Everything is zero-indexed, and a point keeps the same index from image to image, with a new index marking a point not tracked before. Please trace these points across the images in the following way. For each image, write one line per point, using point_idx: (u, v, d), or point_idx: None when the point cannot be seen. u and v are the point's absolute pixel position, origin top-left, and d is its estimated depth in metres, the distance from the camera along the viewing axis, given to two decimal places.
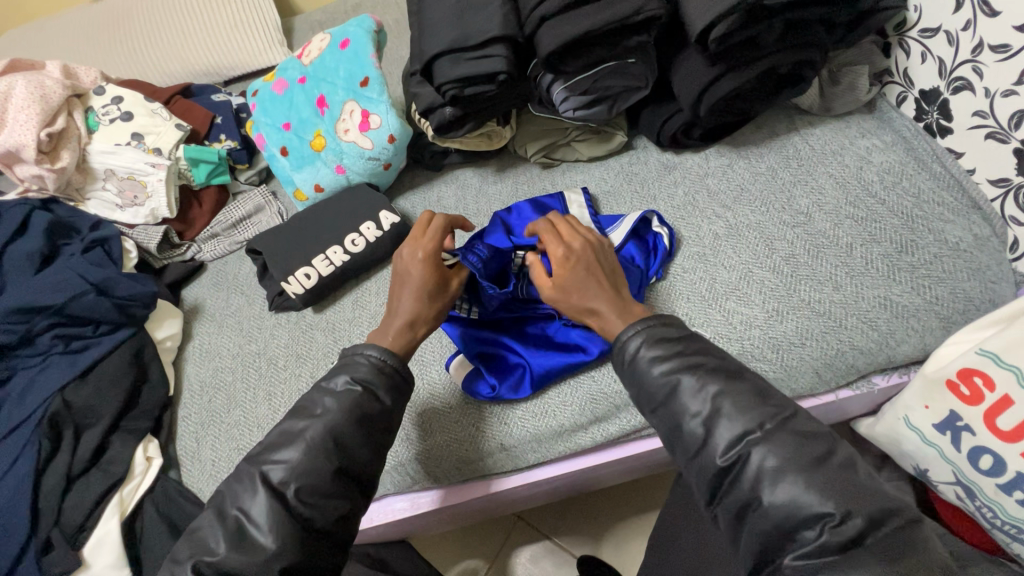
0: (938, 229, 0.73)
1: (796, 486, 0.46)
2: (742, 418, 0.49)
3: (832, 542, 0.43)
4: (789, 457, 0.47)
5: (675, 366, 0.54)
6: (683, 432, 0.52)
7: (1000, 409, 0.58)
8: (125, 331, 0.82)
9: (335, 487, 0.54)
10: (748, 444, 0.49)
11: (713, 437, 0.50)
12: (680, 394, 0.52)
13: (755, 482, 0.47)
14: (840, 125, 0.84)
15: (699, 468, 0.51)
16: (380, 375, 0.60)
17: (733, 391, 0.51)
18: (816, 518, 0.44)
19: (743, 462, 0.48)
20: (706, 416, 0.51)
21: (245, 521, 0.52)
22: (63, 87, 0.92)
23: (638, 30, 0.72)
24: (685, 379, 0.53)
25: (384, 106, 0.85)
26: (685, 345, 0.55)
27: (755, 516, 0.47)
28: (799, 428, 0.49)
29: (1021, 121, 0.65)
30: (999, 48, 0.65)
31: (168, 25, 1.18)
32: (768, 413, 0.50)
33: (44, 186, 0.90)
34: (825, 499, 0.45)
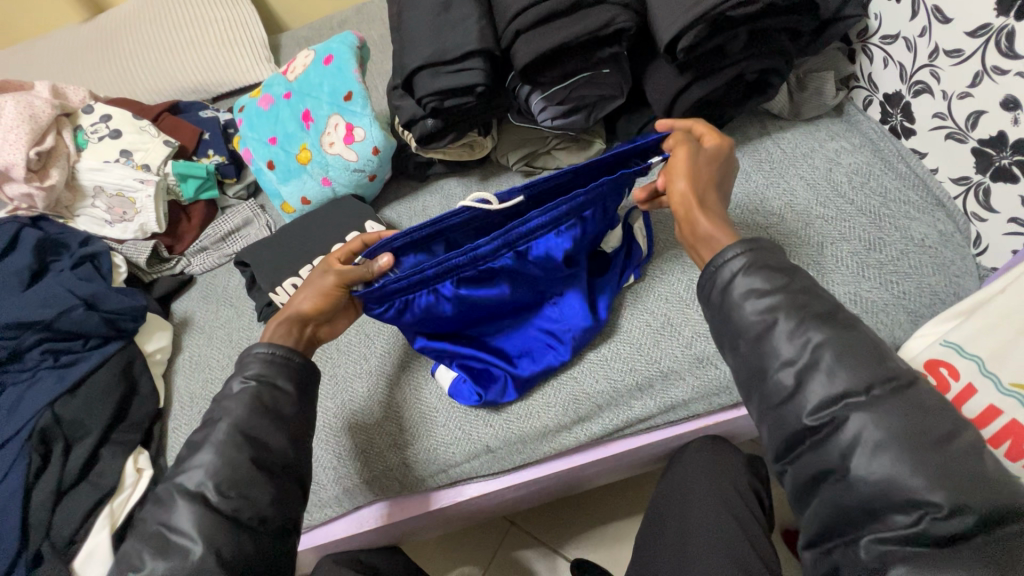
0: (904, 227, 0.75)
1: (899, 465, 0.44)
2: (843, 377, 0.48)
3: (929, 532, 0.43)
4: (897, 435, 0.45)
5: (775, 304, 0.51)
6: (767, 378, 0.51)
7: (965, 397, 0.59)
8: (114, 344, 0.83)
9: (257, 476, 0.55)
10: (848, 407, 0.47)
11: (805, 390, 0.49)
12: (773, 336, 0.51)
13: (847, 450, 0.47)
14: (809, 129, 0.87)
15: (779, 418, 0.50)
16: (274, 366, 0.59)
17: (837, 341, 0.49)
18: (918, 505, 0.43)
19: (837, 427, 0.47)
20: (800, 366, 0.49)
21: (163, 531, 0.53)
22: (51, 106, 0.93)
23: (609, 42, 0.74)
24: (781, 322, 0.51)
25: (367, 119, 0.87)
26: (791, 280, 0.53)
27: (841, 488, 0.47)
28: (920, 402, 0.47)
29: (977, 121, 0.68)
30: (953, 53, 0.68)
31: (154, 45, 1.21)
32: (880, 377, 0.48)
33: (33, 205, 0.91)
34: (933, 488, 0.43)
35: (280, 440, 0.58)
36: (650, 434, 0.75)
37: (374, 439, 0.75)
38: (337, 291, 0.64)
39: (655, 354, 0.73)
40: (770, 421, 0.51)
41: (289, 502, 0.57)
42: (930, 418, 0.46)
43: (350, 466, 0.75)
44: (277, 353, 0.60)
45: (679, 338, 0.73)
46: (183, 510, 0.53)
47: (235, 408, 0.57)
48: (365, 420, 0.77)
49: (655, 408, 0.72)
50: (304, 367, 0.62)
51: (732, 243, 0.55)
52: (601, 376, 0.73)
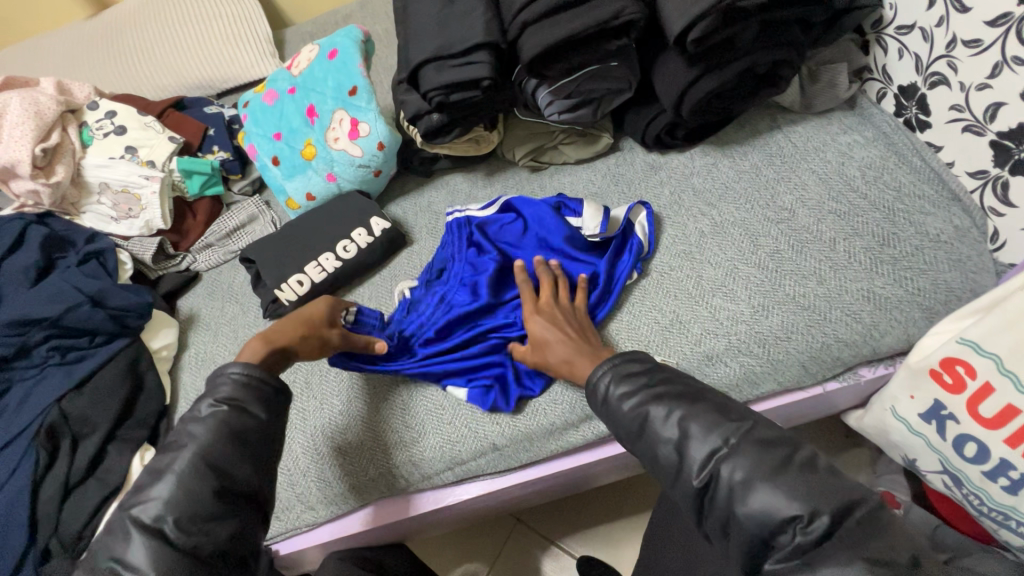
0: (918, 221, 0.74)
1: (769, 493, 0.46)
2: (708, 438, 0.51)
3: (804, 543, 0.44)
4: (755, 464, 0.48)
5: (641, 399, 0.56)
6: (659, 460, 0.53)
7: (982, 395, 0.59)
8: (121, 341, 0.83)
9: (219, 507, 0.53)
10: (716, 462, 0.50)
11: (687, 458, 0.51)
12: (651, 425, 0.54)
13: (731, 494, 0.48)
14: (821, 122, 0.86)
15: (681, 489, 0.52)
16: (247, 390, 0.59)
17: (696, 413, 0.52)
18: (788, 523, 0.45)
19: (715, 481, 0.49)
20: (677, 442, 0.52)
21: (115, 570, 0.50)
22: (57, 102, 0.93)
23: (617, 34, 0.73)
24: (652, 411, 0.54)
25: (372, 114, 0.86)
26: (650, 377, 0.57)
27: (736, 529, 0.47)
28: (761, 436, 0.50)
29: (995, 114, 0.66)
30: (971, 43, 0.66)
31: (159, 40, 1.20)
32: (730, 429, 0.51)
33: (39, 201, 0.91)
34: (791, 500, 0.45)
35: (245, 469, 0.56)
36: None
37: (381, 437, 0.75)
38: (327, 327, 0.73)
39: (665, 351, 0.72)
40: (661, 468, 0.54)
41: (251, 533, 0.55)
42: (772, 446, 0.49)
43: (357, 464, 0.75)
44: (246, 374, 0.60)
45: (688, 336, 0.72)
46: (145, 540, 0.51)
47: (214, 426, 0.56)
48: (373, 417, 0.76)
49: None
50: (278, 392, 0.62)
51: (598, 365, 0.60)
52: None
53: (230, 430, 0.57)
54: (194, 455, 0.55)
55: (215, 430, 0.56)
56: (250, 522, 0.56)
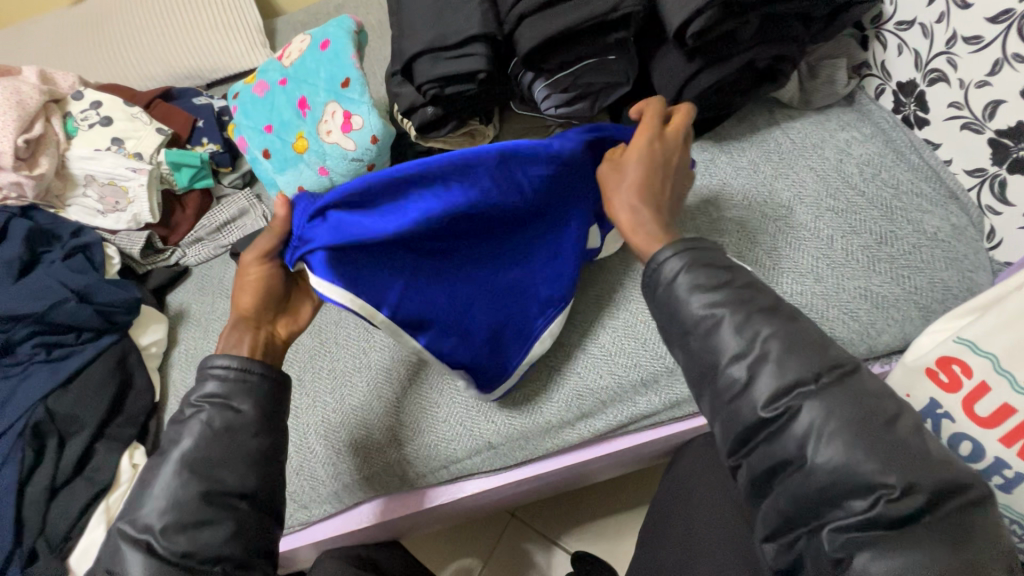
0: (916, 220, 0.73)
1: (849, 450, 0.44)
2: (792, 365, 0.46)
3: (884, 514, 0.42)
4: (845, 419, 0.44)
5: (719, 301, 0.50)
6: (718, 372, 0.49)
7: (978, 395, 0.58)
8: (108, 337, 0.81)
9: (204, 512, 0.52)
10: (799, 396, 0.46)
11: (757, 383, 0.47)
12: (721, 330, 0.49)
13: (801, 442, 0.45)
14: (819, 119, 0.85)
15: (732, 412, 0.48)
16: (231, 384, 0.56)
17: (783, 333, 0.48)
18: (873, 490, 0.43)
19: (791, 417, 0.46)
20: (751, 358, 0.48)
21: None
22: (39, 92, 0.91)
23: (615, 27, 0.72)
24: (727, 314, 0.49)
25: (365, 106, 0.84)
26: (734, 276, 0.51)
27: (797, 477, 0.45)
28: (864, 390, 0.46)
29: (994, 112, 0.66)
30: (972, 40, 0.66)
31: (147, 28, 1.17)
32: (826, 366, 0.47)
33: (22, 195, 0.88)
34: (885, 470, 0.42)
35: (235, 472, 0.54)
36: (656, 430, 0.74)
37: (374, 435, 0.74)
38: (264, 264, 0.63)
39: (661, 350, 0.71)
40: (711, 375, 0.50)
41: (254, 530, 0.54)
42: (876, 402, 0.46)
43: (350, 463, 0.74)
44: (233, 368, 0.57)
45: None
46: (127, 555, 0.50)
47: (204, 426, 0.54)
48: (365, 416, 0.75)
49: (660, 405, 0.71)
50: (265, 377, 0.58)
51: (670, 245, 0.53)
52: (605, 372, 0.72)
53: (214, 428, 0.55)
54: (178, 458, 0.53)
55: (203, 426, 0.54)
56: (249, 518, 0.54)
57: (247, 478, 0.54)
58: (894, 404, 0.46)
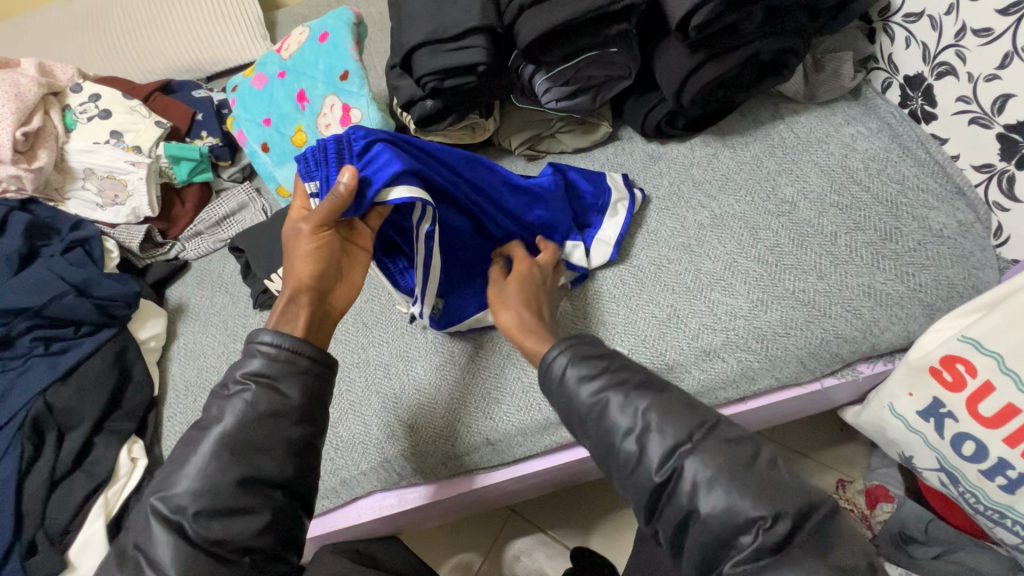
0: (922, 216, 0.72)
1: (729, 494, 0.43)
2: (671, 429, 0.46)
3: (766, 544, 0.42)
4: (719, 465, 0.44)
5: (605, 384, 0.49)
6: (617, 452, 0.48)
7: (982, 394, 0.58)
8: (106, 331, 0.81)
9: (240, 501, 0.50)
10: (681, 456, 0.45)
11: (648, 453, 0.46)
12: (610, 413, 0.48)
13: (691, 494, 0.44)
14: (825, 113, 0.84)
15: (636, 485, 0.47)
16: (275, 363, 0.54)
17: (661, 403, 0.47)
18: (751, 523, 0.42)
19: (678, 477, 0.45)
20: (638, 433, 0.47)
21: (139, 559, 0.50)
22: (38, 85, 0.90)
23: (617, 19, 0.71)
24: (612, 398, 0.49)
25: (364, 99, 0.84)
26: (610, 362, 0.51)
27: (696, 528, 0.44)
28: (726, 435, 0.46)
29: (1004, 105, 0.64)
30: (981, 32, 0.64)
31: (147, 21, 1.16)
32: (695, 423, 0.46)
33: (22, 187, 0.87)
34: (757, 503, 0.42)
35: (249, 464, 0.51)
36: None
37: (373, 430, 0.74)
38: (321, 236, 0.59)
39: (662, 346, 0.70)
40: (613, 459, 0.48)
41: (285, 522, 0.52)
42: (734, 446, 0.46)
43: (349, 457, 0.74)
44: (282, 347, 0.54)
45: (685, 330, 0.71)
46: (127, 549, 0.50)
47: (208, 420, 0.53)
48: (365, 412, 0.75)
49: None
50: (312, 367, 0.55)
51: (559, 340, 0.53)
52: None
53: (258, 412, 0.52)
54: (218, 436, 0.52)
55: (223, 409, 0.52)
56: (282, 511, 0.52)
57: (284, 468, 0.52)
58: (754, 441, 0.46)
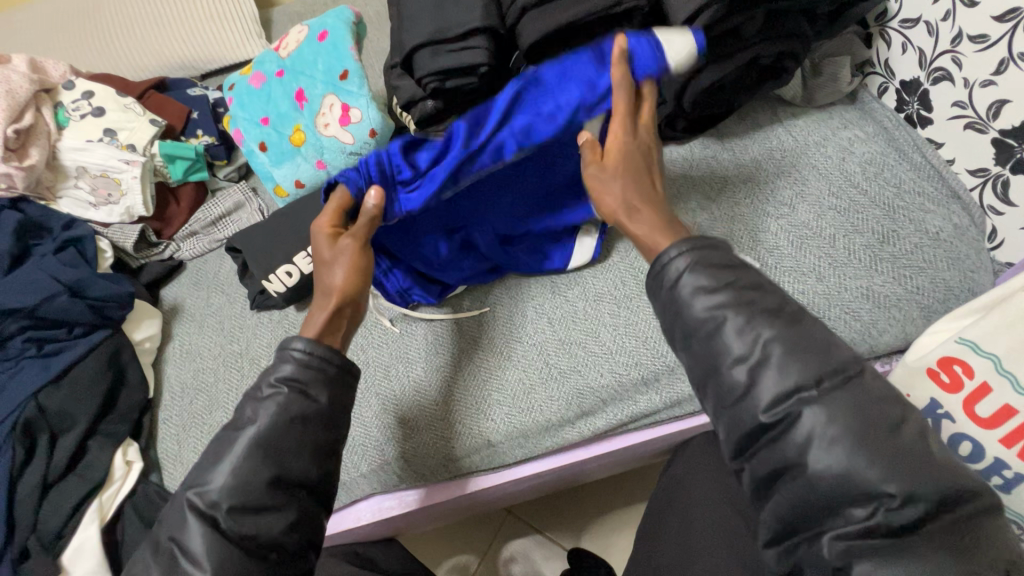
0: (918, 219, 0.73)
1: (850, 457, 0.43)
2: (795, 372, 0.45)
3: (886, 521, 0.42)
4: (850, 425, 0.44)
5: (722, 300, 0.48)
6: (720, 375, 0.48)
7: (979, 396, 0.58)
8: (100, 332, 0.80)
9: (271, 499, 0.51)
10: (802, 401, 0.45)
11: (758, 387, 0.46)
12: (724, 332, 0.48)
13: (802, 446, 0.45)
14: (822, 117, 0.84)
15: (731, 418, 0.48)
16: (308, 370, 0.54)
17: (787, 336, 0.46)
18: (871, 496, 0.43)
19: (791, 422, 0.45)
20: (752, 363, 0.47)
21: (175, 552, 0.49)
22: (29, 81, 0.88)
23: (620, 21, 0.71)
24: (731, 317, 0.48)
25: (363, 99, 0.83)
26: (738, 276, 0.49)
27: (796, 482, 0.45)
28: (868, 393, 0.45)
29: (999, 111, 0.65)
30: (978, 39, 0.65)
31: (140, 17, 1.15)
32: (828, 370, 0.45)
33: (12, 185, 0.86)
34: (887, 478, 0.42)
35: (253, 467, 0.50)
36: (657, 428, 0.74)
37: (373, 432, 0.73)
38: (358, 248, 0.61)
39: (661, 348, 0.71)
40: (711, 381, 0.49)
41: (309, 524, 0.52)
42: (879, 406, 0.45)
43: (347, 459, 0.73)
44: (311, 351, 0.55)
45: None
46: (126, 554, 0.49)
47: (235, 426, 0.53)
48: (362, 414, 0.75)
49: (660, 404, 0.70)
50: (341, 372, 0.56)
51: (676, 244, 0.51)
52: (605, 370, 0.71)
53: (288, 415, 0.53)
54: (251, 437, 0.52)
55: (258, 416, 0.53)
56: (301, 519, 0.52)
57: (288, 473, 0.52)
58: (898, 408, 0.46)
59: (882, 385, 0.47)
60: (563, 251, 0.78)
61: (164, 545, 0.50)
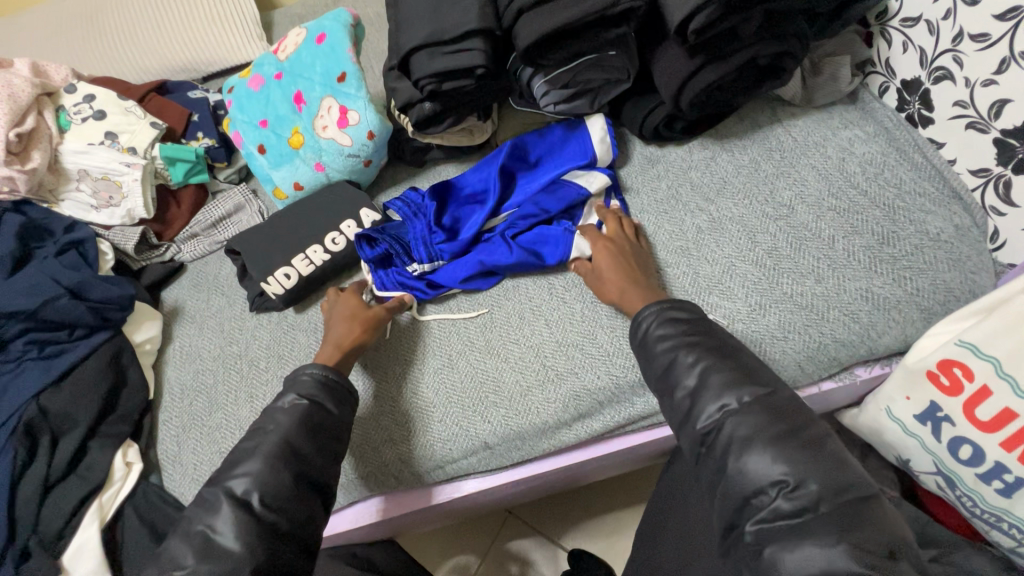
0: (919, 220, 0.73)
1: (764, 457, 0.50)
2: (724, 393, 0.54)
3: (783, 506, 0.48)
4: (758, 427, 0.52)
5: (676, 343, 0.59)
6: (674, 401, 0.57)
7: (979, 399, 0.58)
8: (101, 334, 0.81)
9: (296, 491, 0.57)
10: (726, 414, 0.53)
11: (699, 406, 0.55)
12: (677, 367, 0.57)
13: (727, 450, 0.52)
14: (822, 117, 0.84)
15: (686, 433, 0.56)
16: (324, 389, 0.63)
17: (721, 366, 0.56)
18: (772, 484, 0.49)
19: (718, 431, 0.53)
20: (694, 389, 0.56)
21: (208, 534, 0.55)
22: (31, 85, 0.89)
23: (616, 23, 0.71)
24: (682, 356, 0.58)
25: (361, 101, 0.84)
26: (690, 326, 0.60)
27: (727, 480, 0.52)
28: (774, 404, 0.53)
29: (1001, 110, 0.65)
30: (979, 38, 0.65)
31: (141, 20, 1.16)
32: (751, 390, 0.54)
33: (14, 189, 0.87)
34: (781, 466, 0.49)
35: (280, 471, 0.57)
36: (654, 430, 0.74)
37: (370, 434, 0.73)
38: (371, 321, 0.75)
39: None
40: (673, 410, 0.58)
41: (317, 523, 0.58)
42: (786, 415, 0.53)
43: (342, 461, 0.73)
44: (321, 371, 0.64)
45: None
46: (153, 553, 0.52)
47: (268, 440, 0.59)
48: (359, 414, 0.75)
49: (657, 406, 0.70)
50: (348, 387, 0.65)
51: (647, 305, 0.62)
52: (602, 373, 0.71)
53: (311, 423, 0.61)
54: (279, 436, 0.59)
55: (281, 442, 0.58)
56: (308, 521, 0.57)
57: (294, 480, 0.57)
58: (805, 417, 0.53)
59: (794, 400, 0.54)
60: (554, 248, 0.76)
61: (197, 531, 0.55)
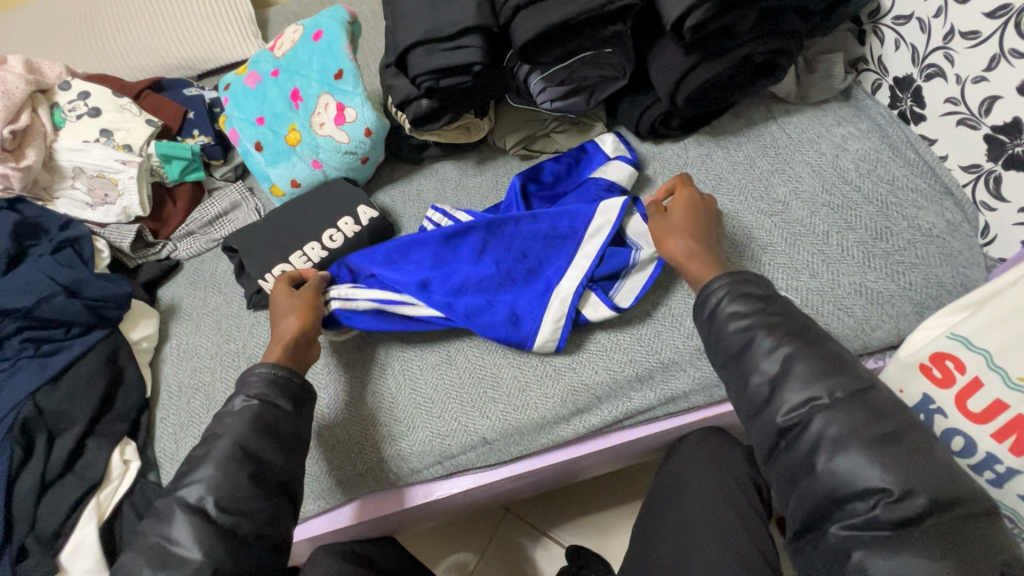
0: (911, 215, 0.74)
1: (859, 459, 0.49)
2: (812, 383, 0.53)
3: (884, 516, 0.48)
4: (854, 430, 0.50)
5: (752, 323, 0.57)
6: (748, 388, 0.56)
7: (971, 390, 0.58)
8: (98, 332, 0.80)
9: (255, 491, 0.57)
10: (814, 410, 0.52)
11: (778, 397, 0.54)
12: (754, 349, 0.56)
13: (812, 451, 0.51)
14: (816, 113, 0.85)
15: (760, 426, 0.55)
16: (275, 386, 0.63)
17: (805, 353, 0.54)
18: (870, 492, 0.49)
19: (803, 427, 0.52)
20: (775, 376, 0.55)
21: (164, 545, 0.55)
22: (25, 82, 0.88)
23: (612, 20, 0.71)
24: (761, 338, 0.56)
25: (359, 98, 0.84)
26: (769, 304, 0.58)
27: (812, 482, 0.51)
28: (870, 405, 0.52)
29: (991, 107, 0.66)
30: (969, 35, 0.65)
31: (135, 17, 1.15)
32: (840, 383, 0.53)
33: (9, 186, 0.86)
34: (884, 474, 0.48)
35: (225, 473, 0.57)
36: (652, 425, 0.74)
37: (369, 430, 0.74)
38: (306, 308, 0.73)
39: (657, 345, 0.72)
40: (746, 395, 0.57)
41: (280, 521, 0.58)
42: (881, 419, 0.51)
43: (342, 457, 0.73)
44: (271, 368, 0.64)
45: (680, 329, 0.72)
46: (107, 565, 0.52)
47: (237, 423, 0.60)
48: (359, 410, 0.75)
49: (655, 400, 0.71)
50: (304, 386, 0.65)
51: (716, 277, 0.61)
52: (601, 367, 0.72)
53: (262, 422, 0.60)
54: (230, 440, 0.59)
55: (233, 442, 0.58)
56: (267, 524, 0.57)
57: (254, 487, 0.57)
58: (904, 418, 0.51)
59: (889, 399, 0.53)
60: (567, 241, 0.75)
61: (152, 542, 0.55)
